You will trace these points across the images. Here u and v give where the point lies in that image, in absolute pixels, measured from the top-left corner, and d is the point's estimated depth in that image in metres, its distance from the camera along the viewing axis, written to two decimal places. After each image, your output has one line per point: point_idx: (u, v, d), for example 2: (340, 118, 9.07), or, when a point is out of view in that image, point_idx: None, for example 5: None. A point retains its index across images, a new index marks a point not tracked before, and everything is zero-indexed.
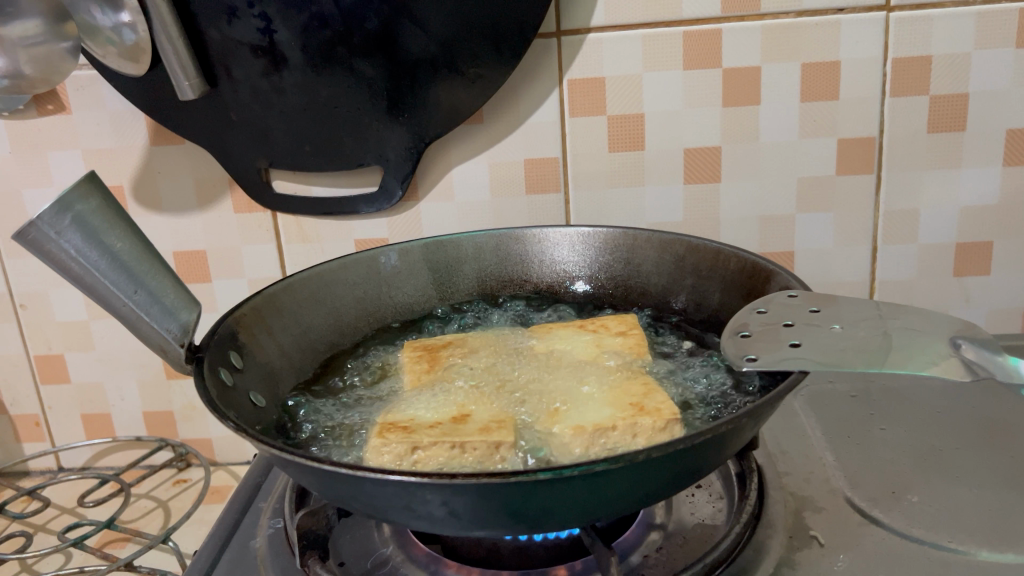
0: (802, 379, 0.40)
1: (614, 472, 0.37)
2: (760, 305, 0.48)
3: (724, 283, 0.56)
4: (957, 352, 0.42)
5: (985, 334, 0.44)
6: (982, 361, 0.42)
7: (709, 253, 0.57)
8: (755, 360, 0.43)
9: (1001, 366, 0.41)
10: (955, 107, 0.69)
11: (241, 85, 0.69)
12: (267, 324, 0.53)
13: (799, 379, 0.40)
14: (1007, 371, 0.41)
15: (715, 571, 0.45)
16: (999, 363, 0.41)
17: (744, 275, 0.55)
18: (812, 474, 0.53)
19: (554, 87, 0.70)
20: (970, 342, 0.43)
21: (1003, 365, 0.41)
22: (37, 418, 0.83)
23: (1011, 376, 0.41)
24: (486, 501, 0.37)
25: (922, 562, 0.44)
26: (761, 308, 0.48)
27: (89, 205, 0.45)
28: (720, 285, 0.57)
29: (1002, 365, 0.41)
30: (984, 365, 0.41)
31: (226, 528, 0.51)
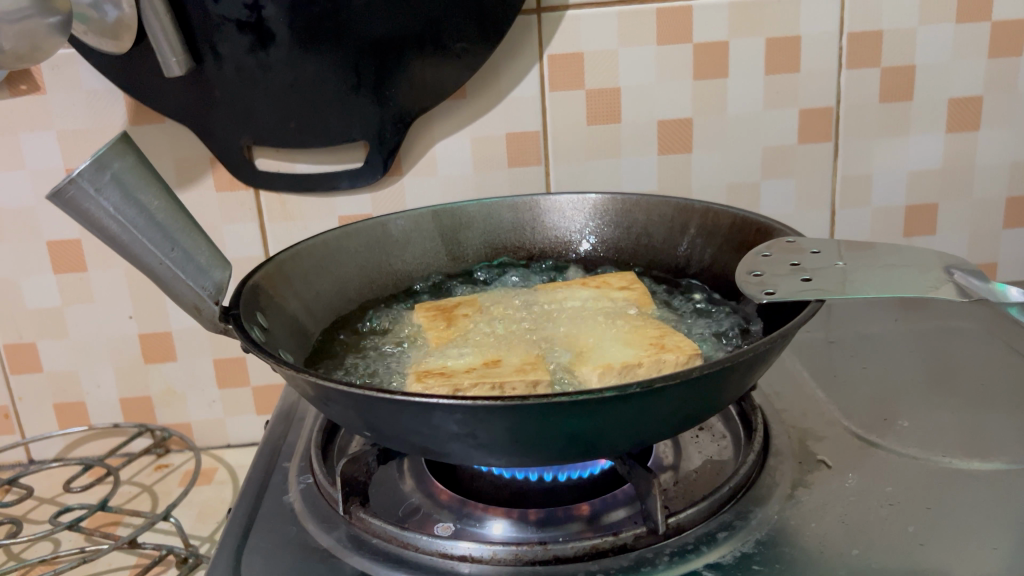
0: (820, 306, 0.44)
1: (667, 392, 0.40)
2: (764, 249, 0.52)
3: (720, 242, 0.59)
4: (950, 280, 0.47)
5: (974, 265, 0.49)
6: (975, 285, 0.46)
7: (703, 214, 0.60)
8: (772, 293, 0.47)
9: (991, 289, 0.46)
10: (904, 78, 0.75)
11: (226, 63, 0.69)
12: (283, 289, 0.54)
13: (818, 306, 0.44)
14: (996, 293, 0.46)
15: (737, 496, 0.48)
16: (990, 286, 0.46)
17: (739, 233, 0.58)
18: (807, 409, 0.57)
19: (535, 62, 0.73)
20: (958, 270, 0.48)
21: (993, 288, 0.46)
22: (7, 410, 0.81)
23: (999, 297, 0.46)
24: (549, 426, 0.39)
25: (924, 474, 0.49)
26: (764, 250, 0.52)
27: (126, 163, 0.45)
28: (716, 245, 0.60)
29: (991, 287, 0.46)
30: (976, 288, 0.46)
31: (256, 487, 0.52)
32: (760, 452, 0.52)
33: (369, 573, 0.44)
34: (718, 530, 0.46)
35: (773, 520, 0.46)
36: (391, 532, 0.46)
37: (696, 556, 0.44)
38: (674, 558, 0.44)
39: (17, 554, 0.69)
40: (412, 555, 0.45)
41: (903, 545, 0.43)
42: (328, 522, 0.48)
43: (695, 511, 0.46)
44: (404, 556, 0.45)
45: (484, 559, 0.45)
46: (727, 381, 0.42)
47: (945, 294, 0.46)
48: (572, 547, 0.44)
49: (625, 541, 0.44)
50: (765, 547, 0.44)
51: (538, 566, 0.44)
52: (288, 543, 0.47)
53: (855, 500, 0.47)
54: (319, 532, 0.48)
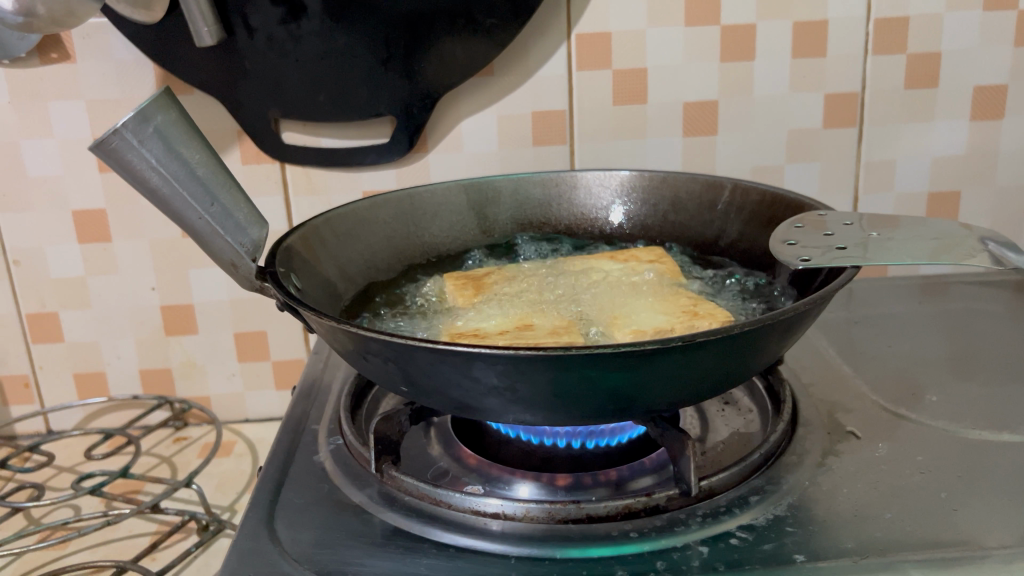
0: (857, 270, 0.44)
1: (707, 348, 0.40)
2: (799, 218, 0.52)
3: (751, 218, 0.59)
4: (986, 250, 0.47)
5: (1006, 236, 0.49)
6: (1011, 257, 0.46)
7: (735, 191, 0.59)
8: (809, 260, 0.47)
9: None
10: (929, 65, 0.75)
11: (258, 34, 0.70)
12: (315, 254, 0.54)
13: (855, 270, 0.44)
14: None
15: (768, 463, 0.48)
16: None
17: (771, 209, 0.57)
18: (835, 384, 0.57)
19: (562, 41, 0.73)
20: (993, 240, 0.48)
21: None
22: (27, 379, 0.81)
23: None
24: (590, 379, 0.39)
25: (954, 444, 0.49)
26: (799, 220, 0.52)
27: (168, 117, 0.45)
28: (746, 221, 0.59)
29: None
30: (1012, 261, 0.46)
31: (286, 446, 0.52)
32: (789, 422, 0.52)
33: (403, 528, 0.45)
34: (750, 494, 0.46)
35: (805, 486, 0.46)
36: (424, 490, 0.46)
37: (729, 518, 0.44)
38: (707, 519, 0.44)
39: (38, 517, 0.70)
40: (444, 513, 0.46)
41: (938, 510, 0.43)
42: (360, 479, 0.49)
43: (727, 475, 0.46)
44: (437, 513, 0.46)
45: (517, 517, 0.45)
46: (765, 341, 0.42)
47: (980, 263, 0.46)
48: (606, 507, 0.44)
49: (658, 502, 0.44)
50: (798, 511, 0.44)
51: (571, 524, 0.44)
52: (321, 499, 0.47)
53: (887, 468, 0.47)
54: (350, 489, 0.48)
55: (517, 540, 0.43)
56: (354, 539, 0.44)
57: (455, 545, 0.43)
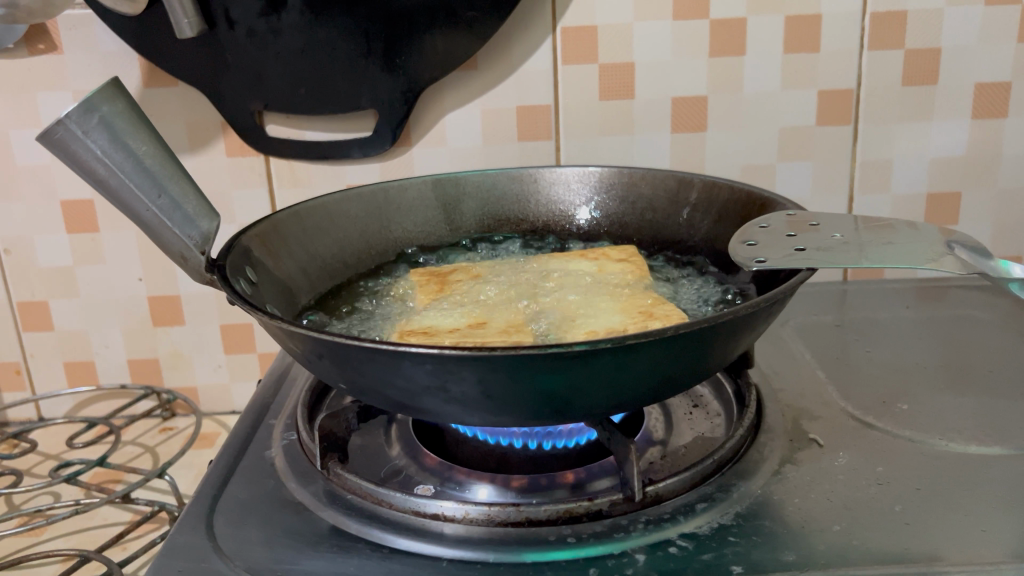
0: (811, 274, 0.43)
1: (642, 351, 0.39)
2: (766, 217, 0.51)
3: (721, 218, 0.57)
4: (951, 253, 0.45)
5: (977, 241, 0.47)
6: (975, 262, 0.44)
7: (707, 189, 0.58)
8: (764, 261, 0.45)
9: (994, 269, 0.44)
10: (927, 62, 0.73)
11: (238, 27, 0.70)
12: (277, 248, 0.54)
13: (809, 274, 0.43)
14: (999, 273, 0.44)
15: (722, 470, 0.47)
16: (992, 267, 0.44)
17: (741, 209, 0.55)
18: (805, 389, 0.55)
19: (548, 34, 0.72)
20: (961, 245, 0.46)
21: (996, 269, 0.44)
22: (18, 367, 0.82)
23: (999, 277, 0.44)
24: (521, 381, 0.39)
25: (916, 454, 0.47)
26: (766, 219, 0.51)
27: (115, 108, 0.45)
28: (717, 219, 0.58)
29: (993, 268, 0.44)
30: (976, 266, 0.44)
31: (239, 440, 0.52)
32: (751, 428, 0.51)
33: (340, 527, 0.44)
34: (698, 501, 0.44)
35: (756, 494, 0.45)
36: (367, 489, 0.46)
37: (671, 525, 0.43)
38: (648, 525, 0.43)
39: (17, 504, 0.70)
40: (385, 513, 0.45)
41: (889, 522, 0.41)
42: (306, 477, 0.48)
43: (676, 481, 0.45)
44: (377, 513, 0.45)
45: (456, 518, 0.44)
46: (706, 344, 0.40)
47: (940, 264, 0.44)
48: (546, 510, 0.43)
49: (600, 507, 0.43)
50: (744, 520, 0.43)
51: (510, 527, 0.43)
52: (266, 496, 0.47)
53: (844, 478, 0.45)
54: (296, 486, 0.48)
55: (452, 541, 0.43)
56: (290, 537, 0.43)
57: (389, 546, 0.43)
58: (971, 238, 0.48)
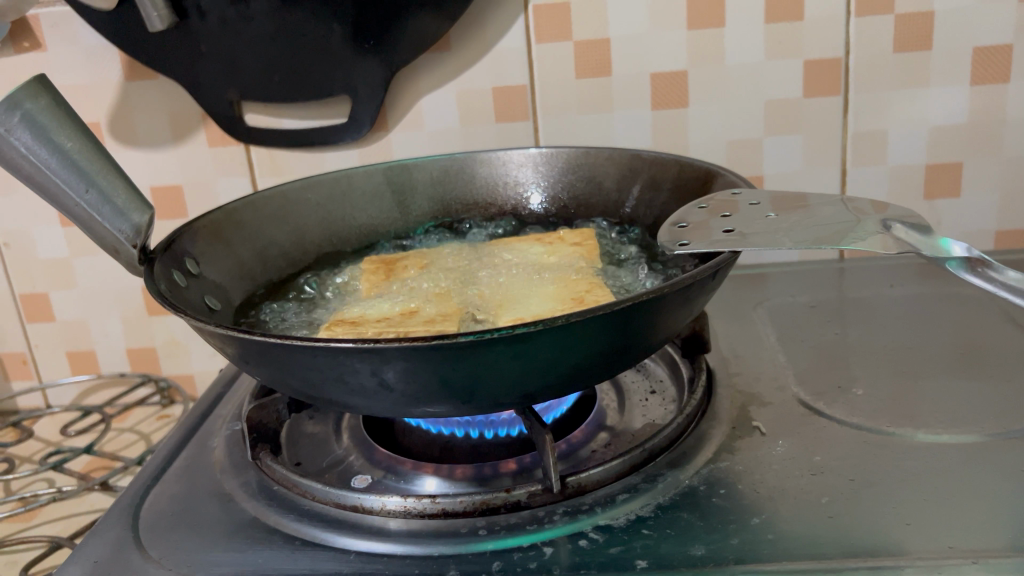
0: (733, 258, 0.41)
1: (536, 339, 0.37)
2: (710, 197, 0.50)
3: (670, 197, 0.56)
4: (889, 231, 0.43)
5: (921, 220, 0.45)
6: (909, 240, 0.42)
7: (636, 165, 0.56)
8: (687, 243, 0.44)
9: (931, 248, 0.42)
10: (921, 26, 0.69)
11: (209, 16, 0.70)
12: (226, 239, 0.54)
13: (731, 258, 0.41)
14: (936, 251, 0.41)
15: (656, 459, 0.46)
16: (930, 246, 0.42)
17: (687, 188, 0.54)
18: (761, 373, 0.53)
19: (520, 13, 0.70)
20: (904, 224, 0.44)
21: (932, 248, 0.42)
22: (24, 357, 0.85)
23: (934, 255, 0.41)
24: (414, 372, 0.38)
25: (859, 444, 0.45)
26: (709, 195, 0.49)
27: (38, 104, 0.46)
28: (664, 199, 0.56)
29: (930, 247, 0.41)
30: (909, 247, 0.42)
31: (186, 431, 0.53)
32: (695, 414, 0.49)
33: (261, 518, 0.44)
34: (620, 492, 0.43)
35: (683, 484, 0.43)
36: (292, 480, 0.46)
37: (587, 517, 0.41)
38: (565, 517, 0.42)
39: (14, 489, 0.72)
40: (308, 503, 0.45)
41: (810, 516, 0.40)
42: (240, 467, 0.49)
43: (601, 471, 0.43)
44: (300, 504, 0.45)
45: (374, 510, 0.44)
46: (611, 331, 0.39)
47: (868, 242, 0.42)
48: (461, 502, 0.42)
49: (517, 499, 0.42)
50: (663, 512, 0.41)
51: (426, 519, 0.43)
52: (197, 487, 0.47)
53: (778, 468, 0.44)
54: (229, 477, 0.48)
55: (367, 534, 0.42)
56: (211, 528, 0.44)
57: (303, 538, 0.42)
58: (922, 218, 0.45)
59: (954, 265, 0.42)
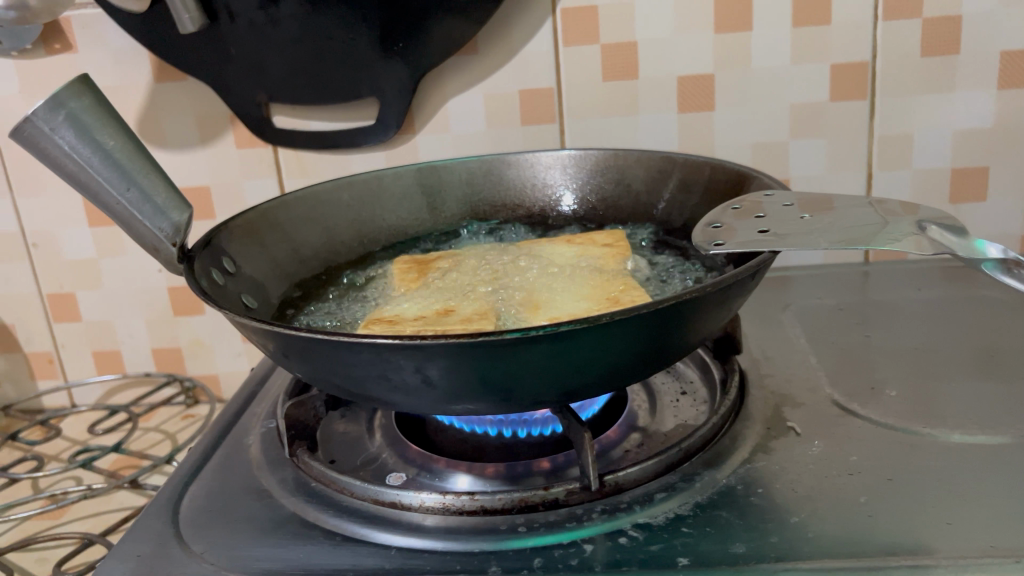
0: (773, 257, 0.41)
1: (579, 338, 0.38)
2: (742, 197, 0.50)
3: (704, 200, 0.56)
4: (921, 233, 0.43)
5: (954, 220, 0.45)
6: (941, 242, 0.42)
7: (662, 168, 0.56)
8: (721, 244, 0.44)
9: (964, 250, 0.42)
10: (947, 30, 0.69)
11: (239, 18, 0.70)
12: (260, 238, 0.54)
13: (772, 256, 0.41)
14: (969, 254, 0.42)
15: (691, 458, 0.46)
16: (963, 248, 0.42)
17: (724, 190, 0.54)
18: (793, 374, 0.54)
19: (548, 16, 0.71)
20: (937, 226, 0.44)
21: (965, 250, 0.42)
22: (50, 356, 0.85)
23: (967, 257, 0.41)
24: (457, 369, 0.38)
25: (894, 444, 0.45)
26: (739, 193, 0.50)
27: (82, 103, 0.46)
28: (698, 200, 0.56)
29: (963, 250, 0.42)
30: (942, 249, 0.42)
31: (221, 429, 0.54)
32: (729, 414, 0.49)
33: (300, 514, 0.45)
34: (658, 491, 0.43)
35: (720, 483, 0.44)
36: (330, 476, 0.46)
37: (626, 515, 0.42)
38: (603, 515, 0.42)
39: (42, 487, 0.72)
40: (346, 500, 0.45)
41: (850, 515, 0.40)
42: (277, 464, 0.49)
43: (638, 469, 0.44)
44: (338, 500, 0.45)
45: (412, 507, 0.44)
46: (652, 330, 0.40)
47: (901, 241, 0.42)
48: (499, 499, 0.43)
49: (556, 496, 0.43)
50: (701, 510, 0.42)
51: (465, 516, 0.43)
52: (235, 484, 0.48)
53: (814, 468, 0.44)
54: (266, 473, 0.48)
55: (406, 530, 0.43)
56: (250, 523, 0.44)
57: (343, 534, 0.43)
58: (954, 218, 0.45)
59: (989, 266, 0.42)
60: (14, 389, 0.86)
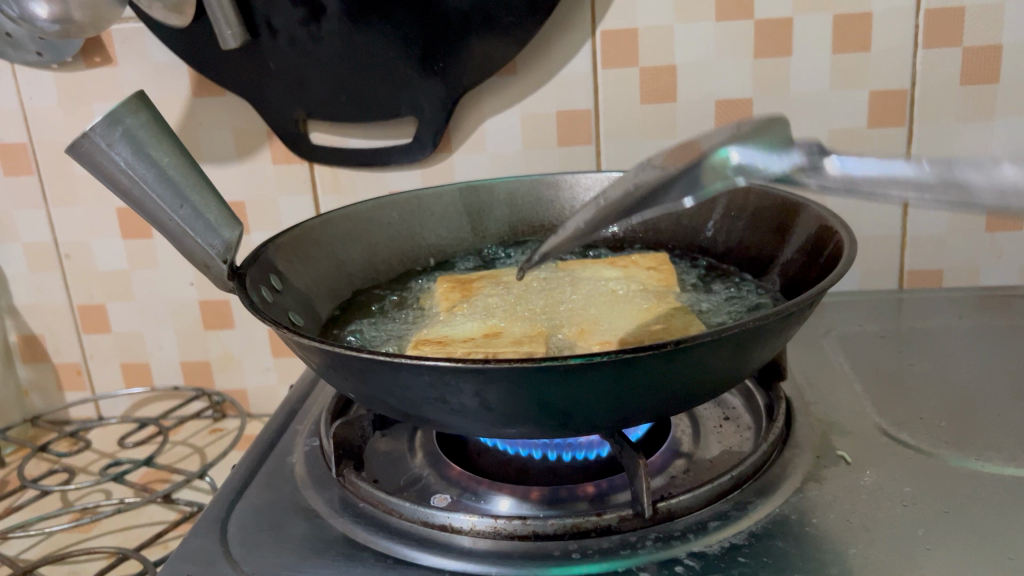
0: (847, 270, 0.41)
1: (643, 365, 0.37)
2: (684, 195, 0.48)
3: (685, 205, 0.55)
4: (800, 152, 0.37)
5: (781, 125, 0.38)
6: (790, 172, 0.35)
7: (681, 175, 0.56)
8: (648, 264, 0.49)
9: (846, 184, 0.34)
10: (987, 59, 0.69)
11: (280, 35, 0.71)
12: (306, 256, 0.54)
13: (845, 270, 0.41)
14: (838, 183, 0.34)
15: (742, 487, 0.45)
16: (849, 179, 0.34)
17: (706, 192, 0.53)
18: (840, 404, 0.54)
19: (588, 38, 0.71)
20: (738, 142, 0.37)
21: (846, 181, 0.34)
22: (78, 367, 0.85)
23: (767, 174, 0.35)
24: (518, 394, 0.38)
25: (948, 476, 0.45)
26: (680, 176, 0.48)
27: (138, 119, 0.47)
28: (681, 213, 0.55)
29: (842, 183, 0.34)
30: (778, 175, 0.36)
31: (264, 445, 0.54)
32: (778, 442, 0.49)
33: (349, 535, 0.44)
34: (711, 519, 0.43)
35: (774, 513, 0.43)
36: (378, 498, 0.46)
37: (680, 543, 0.41)
38: (657, 543, 0.42)
39: (71, 499, 0.72)
40: (394, 522, 0.45)
41: (908, 546, 0.40)
42: (323, 484, 0.49)
43: (691, 497, 0.43)
44: (387, 522, 0.45)
45: (463, 530, 0.44)
46: (714, 358, 0.39)
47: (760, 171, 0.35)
48: (552, 525, 0.42)
49: (609, 523, 0.42)
50: (757, 540, 0.41)
51: (516, 541, 0.43)
52: (281, 503, 0.48)
53: (868, 498, 0.44)
54: (312, 493, 0.48)
55: (458, 553, 0.42)
56: (300, 544, 0.44)
57: (395, 556, 0.42)
58: (778, 125, 0.38)
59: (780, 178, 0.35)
60: (41, 400, 0.86)
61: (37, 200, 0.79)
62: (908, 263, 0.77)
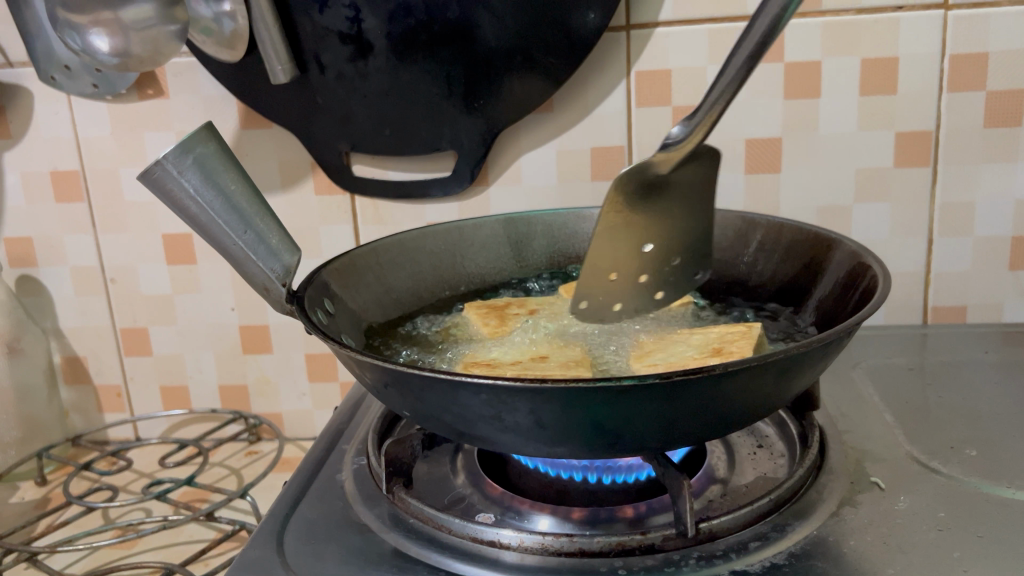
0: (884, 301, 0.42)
1: (692, 389, 0.39)
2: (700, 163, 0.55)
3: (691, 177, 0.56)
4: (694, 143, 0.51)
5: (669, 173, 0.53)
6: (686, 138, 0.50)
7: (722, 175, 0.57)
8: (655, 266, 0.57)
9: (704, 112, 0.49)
10: (1010, 103, 0.71)
11: (328, 71, 0.74)
12: (356, 282, 0.57)
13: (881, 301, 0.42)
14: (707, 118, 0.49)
15: (780, 510, 0.47)
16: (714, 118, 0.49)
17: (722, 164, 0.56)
18: (872, 433, 0.55)
19: (622, 78, 0.74)
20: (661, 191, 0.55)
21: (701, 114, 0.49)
22: (119, 390, 0.88)
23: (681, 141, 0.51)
24: (571, 415, 0.40)
25: (981, 502, 0.46)
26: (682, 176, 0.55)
27: (208, 149, 0.49)
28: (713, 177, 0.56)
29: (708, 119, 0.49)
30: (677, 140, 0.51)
31: (313, 465, 0.56)
32: (812, 468, 0.51)
33: (401, 549, 0.46)
34: (752, 540, 0.45)
35: (812, 535, 0.45)
36: (428, 514, 0.48)
37: (723, 561, 0.43)
38: (700, 561, 0.43)
39: (113, 517, 0.74)
40: (444, 537, 0.47)
41: (943, 567, 0.41)
42: (372, 501, 0.51)
43: (732, 518, 0.45)
44: (436, 537, 0.47)
45: (510, 546, 0.45)
46: (760, 383, 0.41)
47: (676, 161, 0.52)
48: (599, 542, 0.44)
49: (653, 541, 0.44)
50: (797, 560, 0.43)
51: (563, 557, 0.44)
52: (333, 519, 0.49)
53: (903, 521, 0.45)
54: (362, 510, 0.50)
55: (507, 567, 0.44)
56: (354, 557, 0.46)
57: (446, 569, 0.44)
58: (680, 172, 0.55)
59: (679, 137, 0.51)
60: (81, 420, 0.88)
61: (87, 225, 0.82)
62: (932, 300, 0.78)
